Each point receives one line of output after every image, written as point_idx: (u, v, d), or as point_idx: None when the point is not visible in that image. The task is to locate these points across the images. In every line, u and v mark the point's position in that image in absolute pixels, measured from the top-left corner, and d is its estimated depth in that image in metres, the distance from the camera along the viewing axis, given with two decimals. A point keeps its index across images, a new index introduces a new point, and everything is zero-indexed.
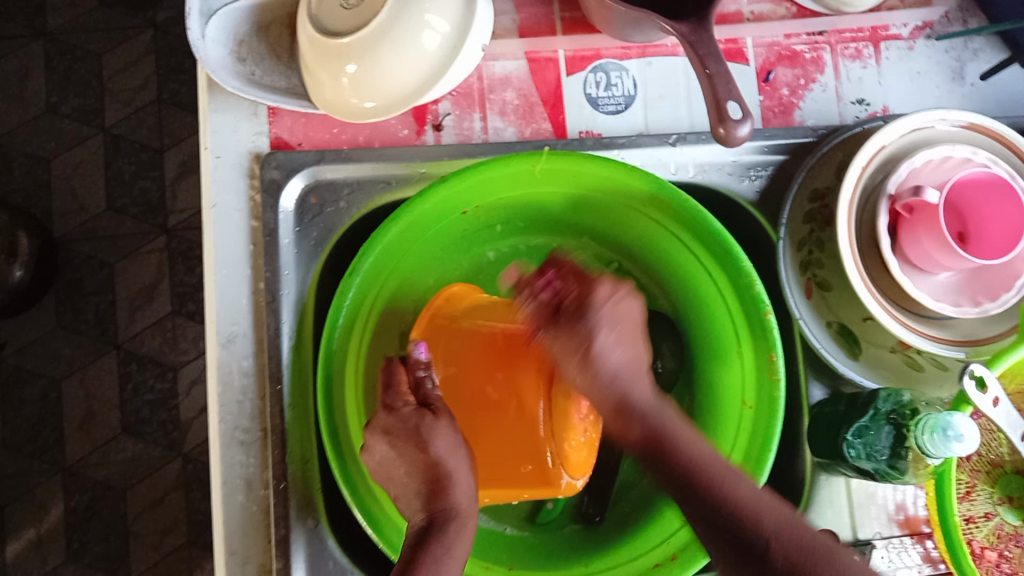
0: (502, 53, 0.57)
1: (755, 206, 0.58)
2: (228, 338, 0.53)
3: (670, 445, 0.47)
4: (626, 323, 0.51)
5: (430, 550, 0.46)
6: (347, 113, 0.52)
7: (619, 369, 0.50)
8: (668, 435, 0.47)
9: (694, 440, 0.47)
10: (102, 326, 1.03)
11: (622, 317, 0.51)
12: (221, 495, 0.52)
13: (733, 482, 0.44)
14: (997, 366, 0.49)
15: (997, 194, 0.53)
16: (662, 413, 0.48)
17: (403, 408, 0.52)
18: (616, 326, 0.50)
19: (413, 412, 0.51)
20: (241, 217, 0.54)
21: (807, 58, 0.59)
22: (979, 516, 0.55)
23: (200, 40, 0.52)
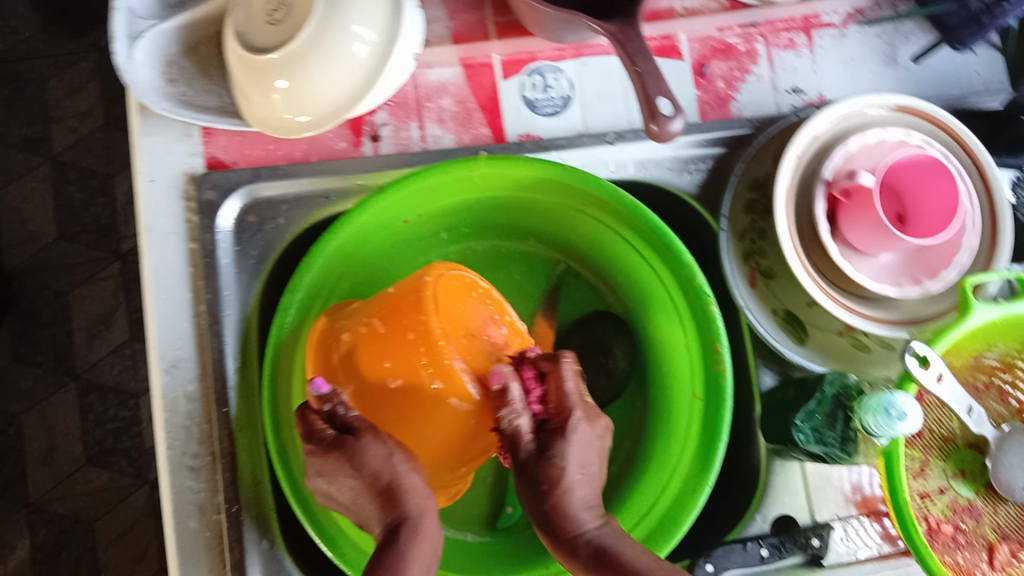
0: (436, 61, 0.57)
1: (695, 198, 0.58)
2: (172, 363, 0.53)
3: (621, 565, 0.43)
4: (595, 460, 0.49)
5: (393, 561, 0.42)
6: (281, 130, 0.52)
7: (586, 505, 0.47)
8: (616, 554, 0.44)
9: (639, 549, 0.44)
10: (60, 357, 1.01)
11: (592, 458, 0.48)
12: (172, 523, 0.51)
13: None
14: (941, 343, 0.50)
15: (930, 174, 0.53)
16: (616, 542, 0.45)
17: (325, 434, 0.48)
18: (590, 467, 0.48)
19: (334, 439, 0.48)
20: (179, 240, 0.54)
21: (740, 50, 0.59)
22: (934, 491, 0.56)
23: (127, 63, 0.52)
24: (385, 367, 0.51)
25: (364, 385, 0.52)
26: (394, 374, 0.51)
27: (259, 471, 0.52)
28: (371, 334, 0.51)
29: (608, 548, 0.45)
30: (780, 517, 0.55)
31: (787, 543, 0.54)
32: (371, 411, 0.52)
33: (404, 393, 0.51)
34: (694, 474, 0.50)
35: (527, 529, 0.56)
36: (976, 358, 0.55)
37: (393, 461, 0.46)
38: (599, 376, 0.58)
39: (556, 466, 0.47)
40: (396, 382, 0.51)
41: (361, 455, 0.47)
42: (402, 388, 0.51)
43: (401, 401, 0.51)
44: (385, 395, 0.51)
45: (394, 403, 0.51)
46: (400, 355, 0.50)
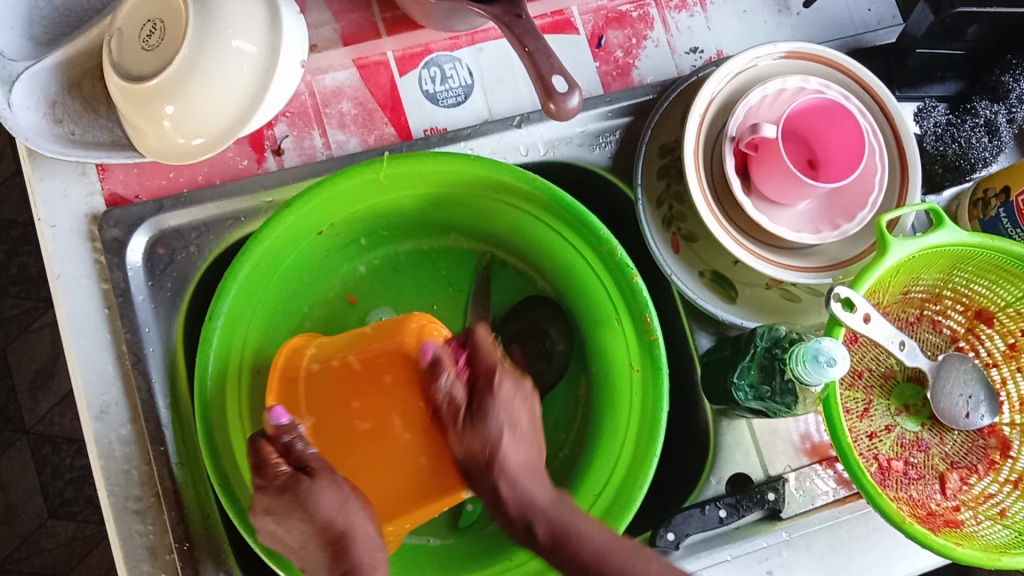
0: (329, 65, 0.56)
1: (609, 171, 0.58)
2: (101, 409, 0.51)
3: (576, 539, 0.44)
4: (533, 422, 0.49)
5: None
6: (176, 157, 0.50)
7: (522, 470, 0.47)
8: (572, 530, 0.45)
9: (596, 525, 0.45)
10: (7, 414, 0.98)
11: (522, 416, 0.48)
12: (125, 570, 0.50)
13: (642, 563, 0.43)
14: (862, 286, 0.50)
15: (834, 118, 0.53)
16: (569, 515, 0.46)
17: (282, 470, 0.46)
18: (527, 434, 0.48)
19: (288, 478, 0.46)
20: (90, 282, 0.52)
21: (634, 16, 0.59)
22: (881, 429, 0.56)
23: (6, 110, 0.50)
24: (353, 407, 0.52)
25: (333, 427, 0.52)
26: (362, 416, 0.52)
27: (208, 504, 0.51)
28: (346, 376, 0.52)
29: (565, 530, 0.45)
30: (734, 476, 0.56)
31: (743, 501, 0.53)
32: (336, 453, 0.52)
33: (370, 435, 0.52)
34: (642, 447, 0.50)
35: (489, 523, 0.56)
36: (904, 293, 0.57)
37: (347, 507, 0.46)
38: (538, 362, 0.57)
39: (490, 426, 0.47)
40: (364, 423, 0.52)
41: (312, 501, 0.46)
42: (367, 429, 0.52)
43: (364, 442, 0.51)
44: (350, 437, 0.52)
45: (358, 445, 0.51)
46: (372, 396, 0.52)
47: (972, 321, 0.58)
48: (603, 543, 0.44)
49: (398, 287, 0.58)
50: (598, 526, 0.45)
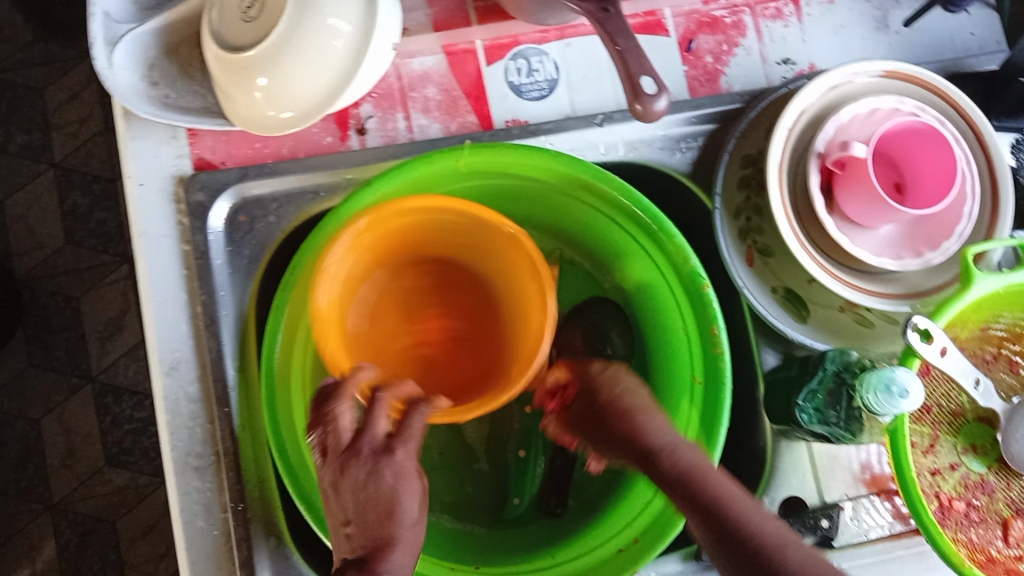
0: (418, 49, 0.56)
1: (688, 177, 0.57)
2: (171, 365, 0.53)
3: (701, 483, 0.43)
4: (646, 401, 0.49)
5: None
6: (265, 127, 0.52)
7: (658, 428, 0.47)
8: (700, 474, 0.44)
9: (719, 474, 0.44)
10: (75, 360, 1.02)
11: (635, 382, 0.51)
12: (180, 523, 0.51)
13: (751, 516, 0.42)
14: (941, 318, 0.49)
15: (926, 143, 0.52)
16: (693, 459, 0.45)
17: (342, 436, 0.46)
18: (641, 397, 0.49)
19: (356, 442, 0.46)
20: (171, 242, 0.54)
21: (727, 22, 0.58)
22: (945, 467, 0.54)
23: (106, 69, 0.52)
24: (432, 302, 0.61)
25: (410, 316, 0.61)
26: (432, 314, 0.61)
27: (265, 471, 0.53)
28: (453, 286, 0.61)
29: (693, 471, 0.44)
30: (788, 499, 0.55)
31: (797, 526, 0.53)
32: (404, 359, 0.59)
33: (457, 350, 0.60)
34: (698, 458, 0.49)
35: (535, 519, 0.56)
36: (983, 329, 0.54)
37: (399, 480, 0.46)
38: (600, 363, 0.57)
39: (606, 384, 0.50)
40: (433, 321, 0.61)
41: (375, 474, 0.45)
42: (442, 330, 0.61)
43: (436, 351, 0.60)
44: (410, 334, 0.60)
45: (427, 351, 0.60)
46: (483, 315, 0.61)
47: None
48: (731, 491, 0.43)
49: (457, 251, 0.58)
50: (739, 489, 0.43)
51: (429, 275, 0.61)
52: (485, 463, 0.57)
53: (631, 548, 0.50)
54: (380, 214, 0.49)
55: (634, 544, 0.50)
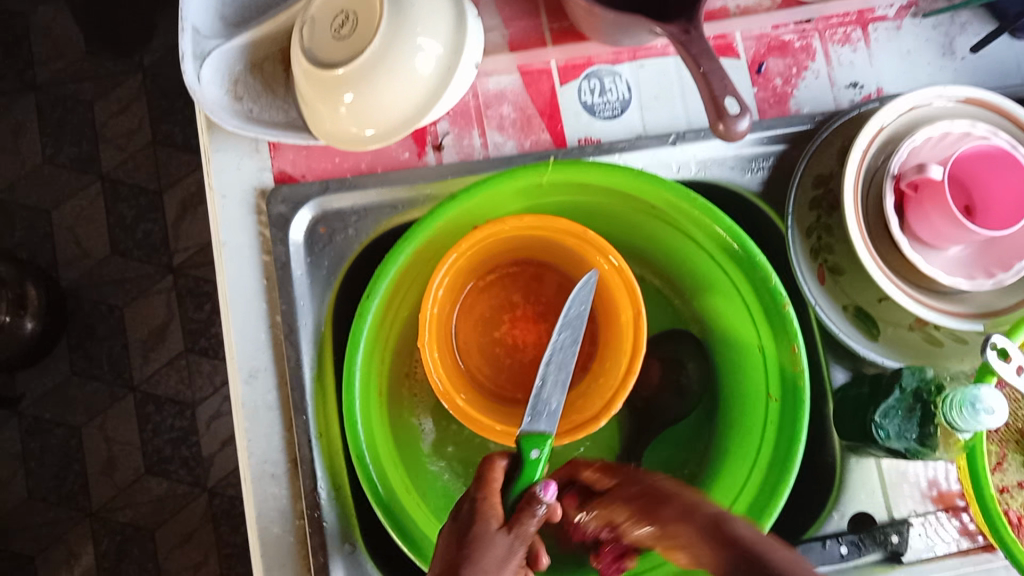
0: (494, 69, 0.58)
1: (759, 196, 0.58)
2: (250, 373, 0.54)
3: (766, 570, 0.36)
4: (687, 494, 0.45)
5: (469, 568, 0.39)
6: (347, 143, 0.53)
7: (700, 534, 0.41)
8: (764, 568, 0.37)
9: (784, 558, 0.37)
10: (118, 369, 1.03)
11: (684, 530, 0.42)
12: (256, 529, 0.52)
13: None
14: (1017, 337, 0.50)
15: (1002, 166, 0.53)
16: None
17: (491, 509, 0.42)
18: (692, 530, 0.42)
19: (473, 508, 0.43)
20: (252, 253, 0.55)
21: (796, 46, 0.59)
22: (1013, 485, 0.55)
23: (196, 83, 0.53)
24: (541, 301, 0.59)
25: (528, 290, 0.59)
26: (534, 313, 0.59)
27: (340, 479, 0.53)
28: (569, 306, 0.58)
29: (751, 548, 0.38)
30: (857, 514, 0.55)
31: (866, 541, 0.54)
32: (478, 321, 0.59)
33: (505, 352, 0.58)
34: (773, 473, 0.50)
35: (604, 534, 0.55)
36: None
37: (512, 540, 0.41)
38: (669, 396, 0.57)
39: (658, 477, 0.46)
40: (533, 316, 0.59)
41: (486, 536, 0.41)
42: (527, 330, 0.58)
43: (508, 331, 0.59)
44: (505, 301, 0.59)
45: (502, 324, 0.59)
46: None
47: None
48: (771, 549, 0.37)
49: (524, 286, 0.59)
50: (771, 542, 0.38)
51: (559, 275, 0.59)
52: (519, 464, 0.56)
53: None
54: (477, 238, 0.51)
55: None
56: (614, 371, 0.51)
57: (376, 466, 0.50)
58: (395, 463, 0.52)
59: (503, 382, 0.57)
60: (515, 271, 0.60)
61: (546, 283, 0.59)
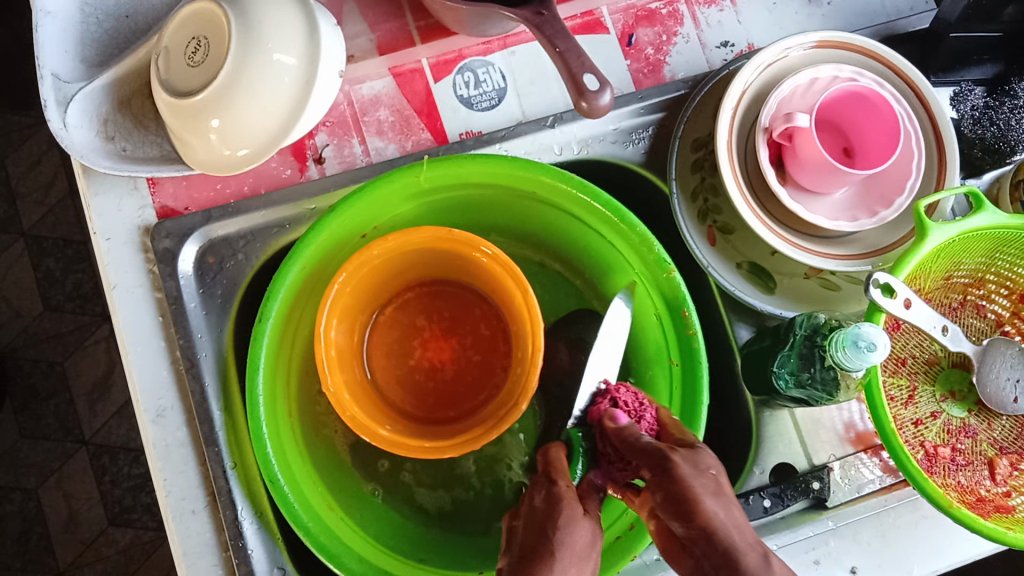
0: (366, 74, 0.58)
1: (643, 167, 0.58)
2: (157, 412, 0.53)
3: None
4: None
5: (548, 562, 0.38)
6: (222, 168, 0.52)
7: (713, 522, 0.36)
8: None
9: None
10: (66, 426, 1.02)
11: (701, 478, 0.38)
12: (184, 567, 0.52)
13: None
14: (902, 272, 0.51)
15: (867, 105, 0.54)
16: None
17: (539, 501, 0.42)
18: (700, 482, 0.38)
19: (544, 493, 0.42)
20: (144, 292, 0.54)
21: (663, 14, 0.60)
22: (927, 416, 0.56)
23: (62, 130, 0.52)
24: (445, 317, 0.60)
25: (429, 311, 0.60)
26: (442, 330, 0.60)
27: (261, 504, 0.53)
28: (473, 320, 0.60)
29: None
30: (778, 466, 0.56)
31: (788, 492, 0.54)
32: (389, 350, 0.59)
33: (425, 376, 0.59)
34: None
35: None
36: (945, 279, 0.56)
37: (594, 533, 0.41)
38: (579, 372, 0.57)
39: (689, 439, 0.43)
40: (441, 333, 0.60)
41: (571, 525, 0.40)
42: (438, 349, 0.60)
43: (422, 356, 0.59)
44: (409, 326, 0.60)
45: (415, 350, 0.59)
46: (476, 368, 0.59)
47: (1016, 304, 0.58)
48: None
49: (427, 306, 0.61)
50: None
51: (453, 288, 0.61)
52: (474, 493, 0.56)
53: (630, 534, 0.49)
54: (360, 262, 0.51)
55: (632, 531, 0.49)
56: (523, 350, 0.53)
57: (290, 485, 0.50)
58: (312, 483, 0.52)
59: (430, 405, 0.58)
60: (411, 296, 0.61)
61: (444, 298, 0.61)
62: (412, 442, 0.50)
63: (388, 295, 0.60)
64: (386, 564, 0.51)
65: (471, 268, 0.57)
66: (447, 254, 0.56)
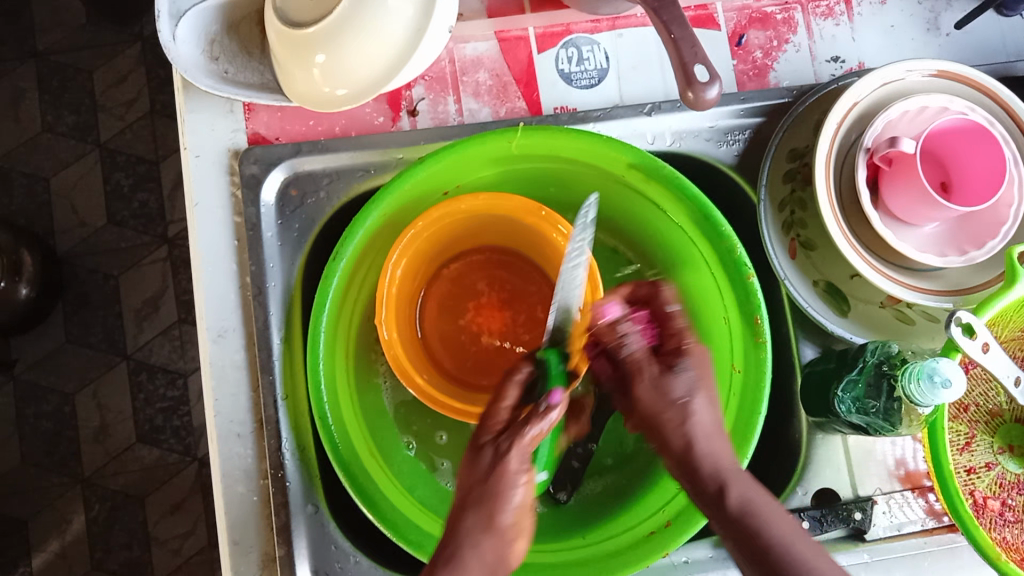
0: (472, 35, 0.58)
1: (734, 169, 0.58)
2: (218, 333, 0.54)
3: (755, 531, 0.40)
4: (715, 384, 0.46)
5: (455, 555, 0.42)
6: (319, 104, 0.53)
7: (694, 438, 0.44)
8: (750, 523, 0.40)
9: (766, 507, 0.41)
10: (111, 338, 1.04)
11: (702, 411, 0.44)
12: (222, 488, 0.53)
13: (763, 524, 0.40)
14: (985, 314, 0.49)
15: (975, 141, 0.52)
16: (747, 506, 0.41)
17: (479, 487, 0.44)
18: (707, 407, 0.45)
19: (477, 444, 0.46)
20: (224, 214, 0.55)
21: (778, 19, 0.59)
22: (980, 466, 0.54)
23: (171, 41, 0.53)
24: (505, 290, 0.60)
25: (492, 278, 0.60)
26: (499, 301, 0.60)
27: (305, 440, 0.54)
28: (531, 296, 0.59)
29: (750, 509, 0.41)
30: (822, 491, 0.55)
31: (829, 517, 0.53)
32: (443, 308, 0.60)
33: (471, 340, 0.59)
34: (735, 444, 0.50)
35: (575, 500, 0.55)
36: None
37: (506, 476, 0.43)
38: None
39: (677, 382, 0.45)
40: (498, 304, 0.59)
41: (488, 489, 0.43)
42: (490, 317, 0.59)
43: (473, 319, 0.59)
44: (468, 288, 0.60)
45: (467, 312, 0.60)
46: (520, 347, 0.58)
47: None
48: (792, 535, 0.40)
49: (485, 274, 0.60)
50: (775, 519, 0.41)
51: (519, 261, 0.60)
52: None
53: (665, 531, 0.49)
54: (439, 213, 0.52)
55: (668, 528, 0.49)
56: None
57: (337, 424, 0.50)
58: (358, 426, 0.53)
59: (469, 369, 0.58)
60: (479, 259, 0.61)
61: (509, 272, 0.60)
62: (444, 399, 0.51)
63: (456, 251, 0.60)
64: (416, 519, 0.51)
65: (535, 241, 0.56)
66: (516, 222, 0.55)
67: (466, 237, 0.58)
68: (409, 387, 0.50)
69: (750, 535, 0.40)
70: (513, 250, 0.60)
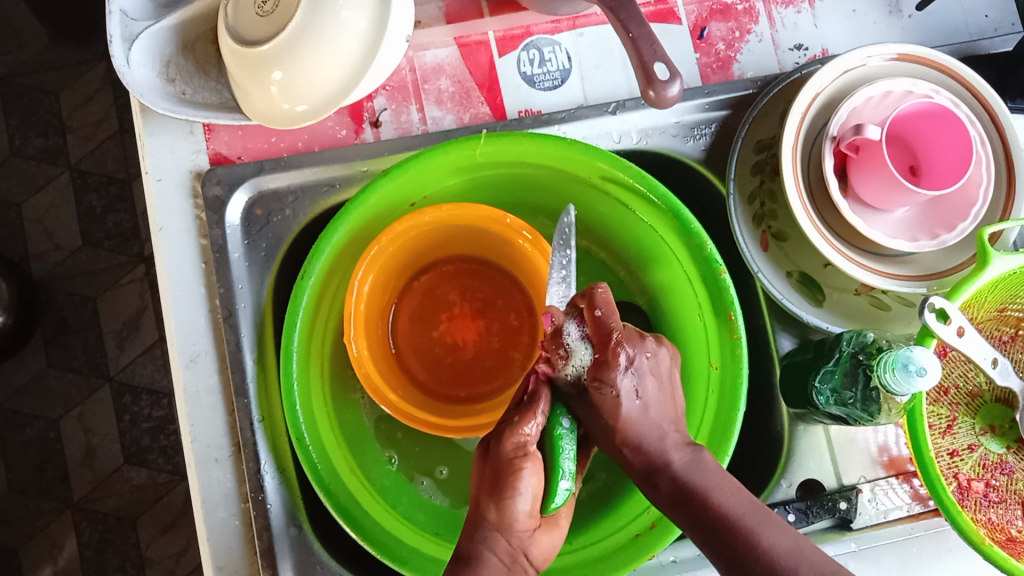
0: (432, 42, 0.57)
1: (701, 164, 0.57)
2: (191, 358, 0.54)
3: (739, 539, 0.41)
4: (663, 376, 0.46)
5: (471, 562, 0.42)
6: (279, 121, 0.52)
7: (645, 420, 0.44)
8: (741, 538, 0.41)
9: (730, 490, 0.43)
10: (93, 361, 1.03)
11: (652, 384, 0.45)
12: (202, 514, 0.52)
13: (764, 533, 0.41)
14: (958, 297, 0.49)
15: (940, 123, 0.52)
16: (702, 470, 0.44)
17: (488, 517, 0.43)
18: (657, 384, 0.45)
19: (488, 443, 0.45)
20: (190, 237, 0.55)
21: (738, 10, 0.58)
22: (963, 448, 0.54)
23: (125, 66, 0.52)
24: (477, 298, 0.59)
25: (464, 288, 0.59)
26: (471, 310, 0.59)
27: (284, 461, 0.53)
28: (505, 303, 0.59)
29: (745, 525, 0.41)
30: (805, 481, 0.55)
31: (813, 508, 0.53)
32: (415, 321, 0.59)
33: (445, 351, 0.58)
34: (715, 443, 0.50)
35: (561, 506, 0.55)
36: (999, 311, 0.55)
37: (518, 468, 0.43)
38: None
39: (618, 386, 0.44)
40: (470, 313, 0.59)
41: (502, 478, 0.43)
42: (464, 327, 0.59)
43: (445, 330, 0.59)
44: (440, 299, 0.60)
45: (440, 323, 0.59)
46: (494, 356, 0.58)
47: None
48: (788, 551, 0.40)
49: (456, 285, 0.60)
50: (736, 491, 0.43)
51: (490, 269, 0.60)
52: None
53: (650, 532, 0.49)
54: (406, 227, 0.52)
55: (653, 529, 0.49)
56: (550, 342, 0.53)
57: (315, 443, 0.50)
58: (337, 444, 0.52)
59: (445, 381, 0.58)
60: (450, 270, 0.60)
61: (481, 280, 0.60)
62: (421, 417, 0.50)
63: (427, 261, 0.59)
64: (402, 535, 0.51)
65: (504, 249, 0.56)
66: (484, 232, 0.55)
67: (434, 249, 0.58)
68: (385, 407, 0.50)
69: (732, 536, 0.41)
70: (482, 258, 0.60)
